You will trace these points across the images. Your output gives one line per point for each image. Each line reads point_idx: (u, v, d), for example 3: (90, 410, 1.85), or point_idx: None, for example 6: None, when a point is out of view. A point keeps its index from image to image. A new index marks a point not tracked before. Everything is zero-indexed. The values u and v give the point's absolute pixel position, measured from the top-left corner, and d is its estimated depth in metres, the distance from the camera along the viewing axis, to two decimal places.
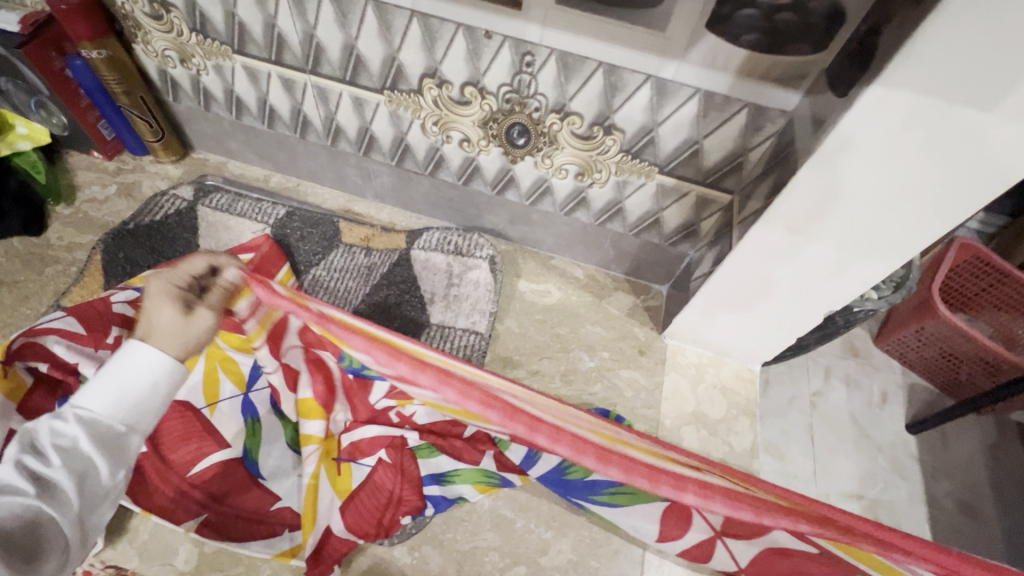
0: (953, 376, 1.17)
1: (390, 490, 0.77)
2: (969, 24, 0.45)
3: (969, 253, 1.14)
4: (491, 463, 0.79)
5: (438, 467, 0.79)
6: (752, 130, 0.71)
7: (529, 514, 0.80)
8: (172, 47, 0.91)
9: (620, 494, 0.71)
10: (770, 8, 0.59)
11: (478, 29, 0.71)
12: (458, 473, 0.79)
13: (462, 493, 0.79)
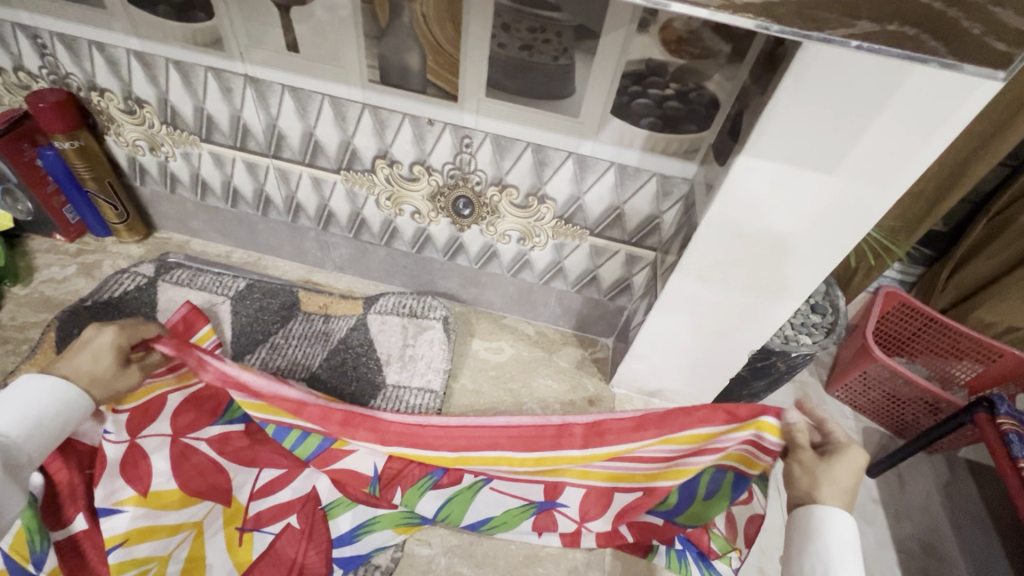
0: (900, 417, 1.27)
1: (293, 557, 0.79)
2: (802, 110, 0.57)
3: (896, 300, 1.25)
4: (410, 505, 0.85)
5: (353, 523, 0.83)
6: (662, 195, 0.83)
7: (485, 570, 0.83)
8: (143, 137, 0.98)
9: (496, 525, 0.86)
10: (660, 97, 0.71)
11: (421, 118, 0.82)
12: (378, 520, 0.84)
13: (382, 540, 0.82)
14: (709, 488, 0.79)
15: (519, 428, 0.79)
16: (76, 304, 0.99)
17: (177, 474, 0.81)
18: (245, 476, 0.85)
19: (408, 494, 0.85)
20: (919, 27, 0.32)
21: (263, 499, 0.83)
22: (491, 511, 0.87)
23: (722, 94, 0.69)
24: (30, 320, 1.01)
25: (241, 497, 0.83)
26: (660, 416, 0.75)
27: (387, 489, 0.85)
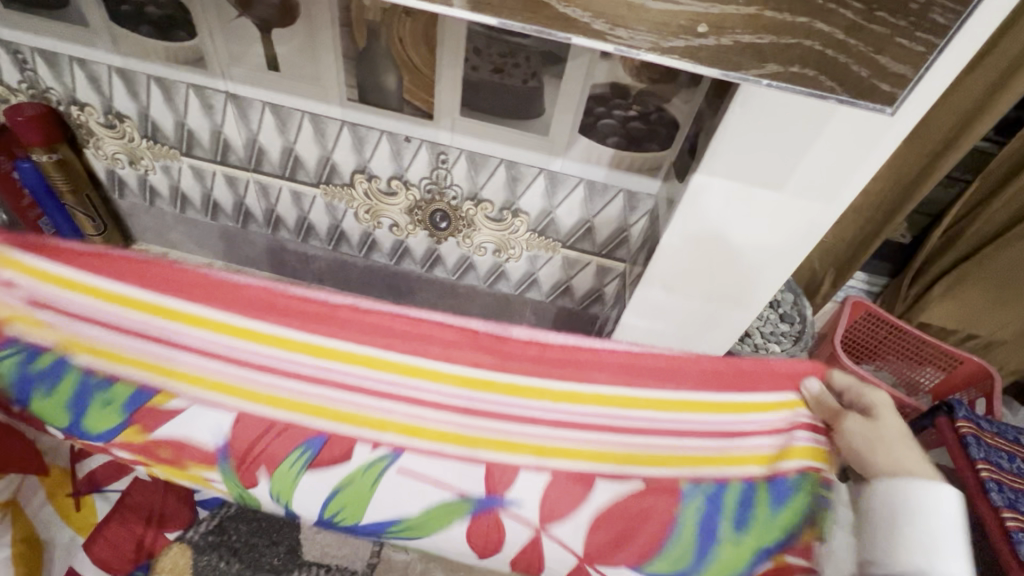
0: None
1: (151, 507, 0.87)
2: (750, 133, 0.61)
3: (863, 309, 1.30)
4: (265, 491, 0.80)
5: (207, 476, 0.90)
6: (629, 210, 0.87)
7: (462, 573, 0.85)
8: (122, 150, 1.00)
9: (410, 527, 0.70)
10: (624, 118, 0.76)
11: (398, 135, 0.85)
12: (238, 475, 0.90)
13: None
14: (737, 516, 0.66)
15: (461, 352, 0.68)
16: None
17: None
18: (54, 440, 0.85)
19: (278, 479, 0.69)
20: (816, 71, 0.38)
21: (90, 459, 0.86)
22: (405, 509, 0.69)
23: (681, 116, 0.74)
24: None
25: (59, 463, 0.85)
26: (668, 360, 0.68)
27: (246, 466, 0.69)
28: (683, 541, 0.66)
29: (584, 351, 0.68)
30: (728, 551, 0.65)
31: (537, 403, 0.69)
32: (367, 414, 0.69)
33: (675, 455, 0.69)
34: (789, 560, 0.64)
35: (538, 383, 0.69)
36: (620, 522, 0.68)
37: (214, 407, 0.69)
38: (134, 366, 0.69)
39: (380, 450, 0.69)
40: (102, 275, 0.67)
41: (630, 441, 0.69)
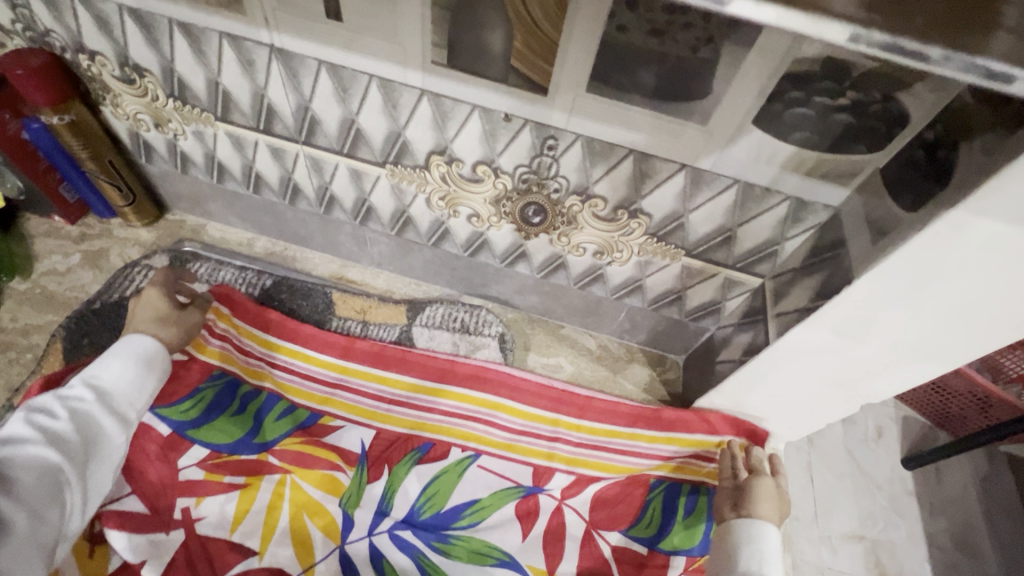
0: (943, 409, 1.07)
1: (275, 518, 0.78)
2: None
3: None
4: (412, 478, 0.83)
5: (375, 493, 0.80)
6: (791, 222, 0.67)
7: None
8: (145, 111, 0.81)
9: (480, 509, 0.82)
10: (828, 108, 0.53)
11: (496, 112, 0.64)
12: (395, 476, 0.82)
13: (407, 489, 0.81)
14: (692, 505, 0.85)
15: (595, 407, 0.85)
16: (83, 308, 0.87)
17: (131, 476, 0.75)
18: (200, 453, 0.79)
19: (394, 472, 0.82)
20: None
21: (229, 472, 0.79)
22: (478, 493, 0.83)
23: (915, 111, 0.51)
24: (34, 321, 0.89)
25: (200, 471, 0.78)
26: (674, 419, 0.84)
27: (375, 469, 0.83)
28: (653, 519, 0.84)
29: (676, 415, 0.84)
30: (683, 532, 0.82)
31: (632, 440, 0.86)
32: (504, 443, 0.86)
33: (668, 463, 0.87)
34: None
35: (616, 428, 0.86)
36: (613, 503, 0.85)
37: (362, 425, 0.86)
38: (327, 403, 0.87)
39: (468, 450, 0.86)
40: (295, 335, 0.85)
41: (616, 458, 0.87)
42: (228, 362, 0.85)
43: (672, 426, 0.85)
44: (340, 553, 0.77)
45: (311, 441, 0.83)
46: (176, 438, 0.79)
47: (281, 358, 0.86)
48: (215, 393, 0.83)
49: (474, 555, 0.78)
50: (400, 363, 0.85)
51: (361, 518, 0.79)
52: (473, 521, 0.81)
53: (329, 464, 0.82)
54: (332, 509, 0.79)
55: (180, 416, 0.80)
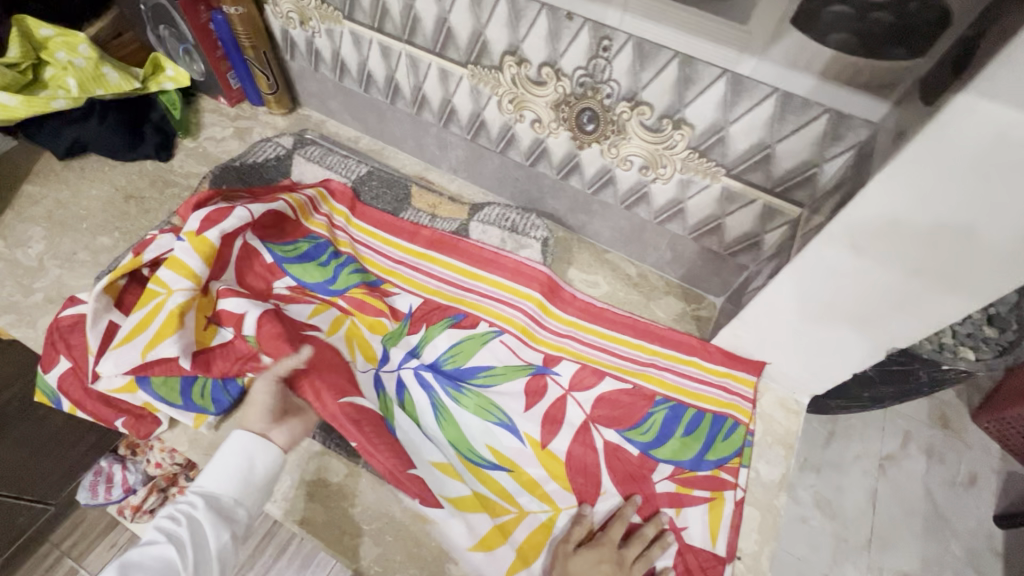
0: None
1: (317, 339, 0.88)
2: None
3: None
4: (444, 337, 0.94)
5: (410, 343, 0.92)
6: (830, 139, 0.68)
7: (534, 494, 0.82)
8: (295, 9, 1.01)
9: (494, 375, 0.91)
10: (865, 5, 0.55)
11: (560, 10, 0.73)
12: (429, 332, 0.94)
13: (436, 342, 0.93)
14: (689, 426, 0.86)
15: (613, 315, 0.95)
16: (228, 164, 1.10)
17: (241, 279, 0.95)
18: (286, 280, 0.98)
19: (429, 330, 0.94)
20: None
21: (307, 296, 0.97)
22: (493, 362, 0.92)
23: (957, 9, 0.52)
24: (194, 170, 1.15)
25: (285, 291, 0.97)
26: (684, 341, 0.92)
27: (415, 325, 0.95)
28: (651, 429, 0.87)
29: (687, 337, 0.91)
30: (676, 446, 0.85)
31: (646, 355, 0.92)
32: (528, 331, 0.94)
33: (682, 385, 0.90)
34: (723, 475, 0.82)
35: (629, 340, 0.93)
36: (616, 405, 0.89)
37: (412, 294, 0.98)
38: (388, 273, 1.01)
39: (493, 326, 0.95)
40: (375, 223, 1.04)
41: (630, 370, 0.91)
42: (316, 224, 1.02)
43: (681, 346, 0.92)
44: (374, 374, 0.90)
45: (371, 293, 0.96)
46: (275, 267, 0.98)
47: (361, 236, 1.04)
48: (310, 246, 1.00)
49: (482, 406, 0.88)
50: (450, 247, 1.00)
51: (397, 354, 0.92)
52: (484, 381, 0.90)
53: (378, 312, 0.95)
54: (375, 344, 0.93)
55: (281, 253, 0.98)
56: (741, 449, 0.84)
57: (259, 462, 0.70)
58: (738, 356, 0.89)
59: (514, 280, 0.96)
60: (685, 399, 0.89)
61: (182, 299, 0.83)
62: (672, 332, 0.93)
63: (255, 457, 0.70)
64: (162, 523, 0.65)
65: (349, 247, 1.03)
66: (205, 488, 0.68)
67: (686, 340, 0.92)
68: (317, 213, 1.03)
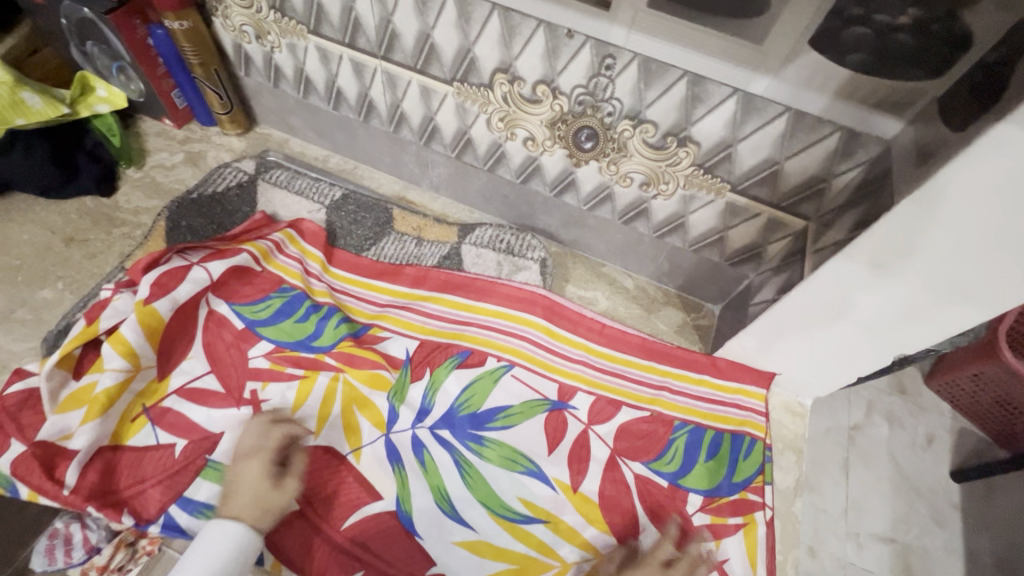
0: (1005, 426, 1.18)
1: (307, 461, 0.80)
2: None
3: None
4: (453, 383, 0.87)
5: (418, 397, 0.86)
6: (840, 156, 0.67)
7: (574, 541, 0.79)
8: (250, 22, 0.91)
9: (512, 415, 0.86)
10: (887, 27, 0.54)
11: (560, 28, 0.68)
12: (435, 378, 0.87)
13: (445, 388, 0.87)
14: (711, 450, 0.87)
15: (617, 339, 0.95)
16: (184, 197, 1.00)
17: (213, 359, 0.84)
18: (262, 348, 0.86)
19: (435, 373, 0.88)
20: None
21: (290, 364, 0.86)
22: (509, 401, 0.87)
23: (979, 32, 0.51)
24: (144, 205, 1.03)
25: (264, 363, 0.85)
26: (690, 357, 0.94)
27: (417, 371, 0.88)
28: (674, 458, 0.86)
29: (695, 354, 0.94)
30: (702, 472, 0.85)
31: (657, 376, 0.93)
32: (537, 360, 0.91)
33: (695, 406, 0.91)
34: (751, 498, 0.84)
35: (637, 361, 0.94)
36: (637, 436, 0.88)
37: (406, 336, 0.91)
38: (372, 318, 0.93)
39: (502, 360, 0.90)
40: (352, 269, 0.97)
41: (643, 393, 0.92)
42: (275, 266, 0.92)
43: (690, 364, 0.94)
44: (384, 441, 0.82)
45: (361, 345, 0.88)
46: (248, 333, 0.87)
47: (338, 283, 0.96)
48: (283, 301, 0.90)
49: (505, 453, 0.83)
50: (440, 281, 0.96)
51: (405, 414, 0.84)
52: (502, 426, 0.85)
53: (374, 364, 0.87)
54: (379, 403, 0.85)
55: (251, 316, 0.88)
56: (762, 466, 0.86)
57: (228, 551, 0.61)
58: (748, 368, 0.93)
59: (515, 312, 0.93)
60: (705, 421, 0.90)
61: (112, 380, 0.76)
62: (679, 350, 0.95)
63: (232, 544, 0.62)
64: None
65: (327, 297, 0.92)
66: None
67: (693, 354, 0.94)
68: (283, 255, 0.94)
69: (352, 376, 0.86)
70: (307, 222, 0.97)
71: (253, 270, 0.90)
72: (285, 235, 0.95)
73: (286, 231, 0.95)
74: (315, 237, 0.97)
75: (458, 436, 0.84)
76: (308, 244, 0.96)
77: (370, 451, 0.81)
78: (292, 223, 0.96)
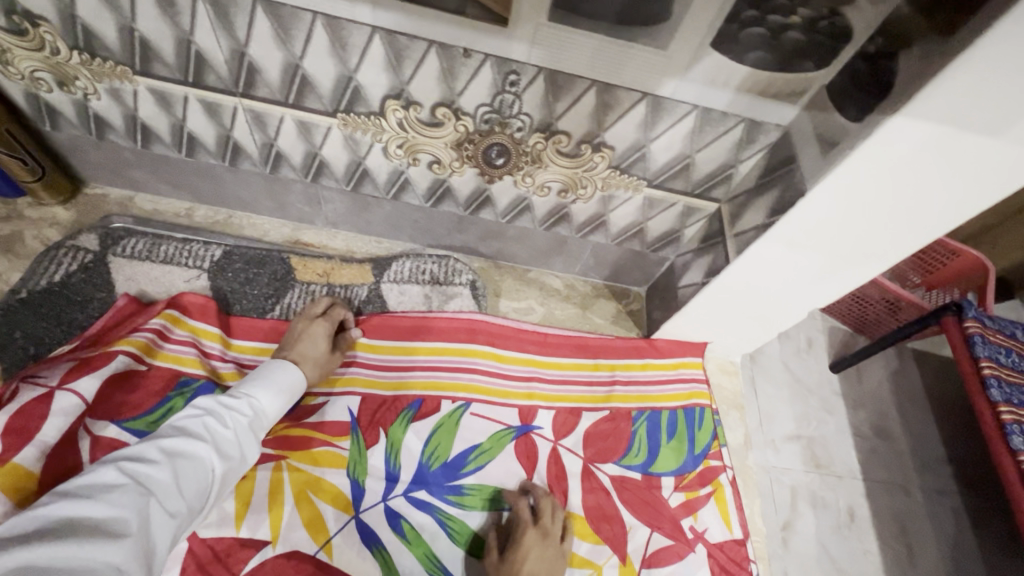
0: (861, 316, 1.12)
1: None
2: (986, 67, 0.44)
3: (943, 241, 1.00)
4: (414, 439, 0.81)
5: (380, 461, 0.79)
6: (744, 144, 0.70)
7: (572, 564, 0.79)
8: (44, 67, 0.71)
9: (483, 453, 0.82)
10: (781, 26, 0.56)
11: (454, 47, 0.62)
12: (393, 437, 0.80)
13: (406, 445, 0.80)
14: (671, 430, 0.91)
15: (562, 345, 0.94)
16: (8, 299, 0.79)
17: None
18: None
19: (392, 432, 0.81)
20: None
21: None
22: (477, 438, 0.83)
23: (857, 25, 0.55)
24: None
25: None
26: (631, 344, 0.97)
27: (370, 435, 0.80)
28: (641, 448, 0.89)
29: (635, 341, 0.98)
30: (668, 454, 0.90)
31: (607, 372, 0.95)
32: (492, 389, 0.88)
33: (648, 391, 0.94)
34: (713, 463, 0.90)
35: (585, 360, 0.95)
36: (604, 438, 0.89)
37: (345, 399, 0.82)
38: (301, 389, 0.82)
39: (458, 400, 0.85)
40: (260, 337, 0.85)
41: (598, 392, 0.92)
42: (165, 358, 0.78)
43: (632, 350, 0.97)
44: (356, 523, 0.74)
45: (297, 424, 0.79)
46: None
47: (248, 357, 0.83)
48: (188, 398, 0.75)
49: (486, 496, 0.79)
50: (369, 330, 0.87)
51: (372, 486, 0.77)
52: (475, 466, 0.81)
53: (322, 442, 0.78)
54: (338, 483, 0.76)
55: (152, 427, 0.72)
56: (715, 430, 0.93)
57: (292, 396, 0.70)
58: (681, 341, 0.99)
59: (457, 343, 0.89)
60: (660, 403, 0.93)
61: None
62: (619, 339, 0.98)
63: (295, 390, 0.71)
64: (186, 418, 0.59)
65: (240, 378, 0.80)
66: (254, 396, 0.66)
67: (632, 341, 0.98)
68: (171, 343, 0.80)
69: (300, 462, 0.76)
70: (190, 296, 0.82)
71: (138, 371, 0.75)
72: (165, 318, 0.80)
73: (163, 313, 0.80)
74: (205, 312, 0.82)
75: (433, 491, 0.78)
76: (197, 321, 0.82)
77: (341, 541, 0.73)
78: (169, 301, 0.81)
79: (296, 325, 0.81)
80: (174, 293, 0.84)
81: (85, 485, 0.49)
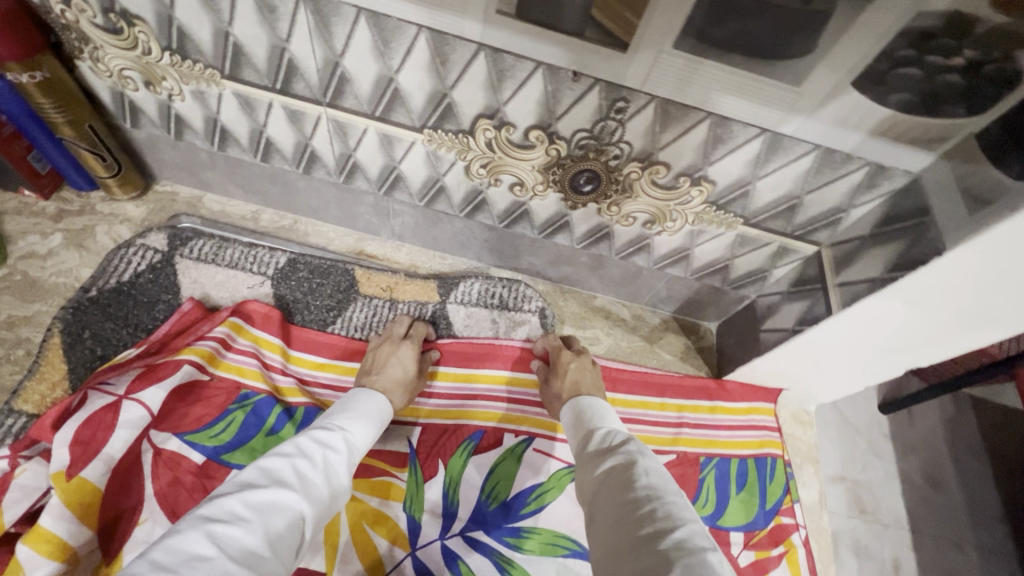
0: None
1: None
2: None
3: None
4: (473, 472, 0.77)
5: (437, 495, 0.75)
6: (863, 189, 0.64)
7: None
8: (133, 66, 0.69)
9: (543, 493, 0.77)
10: (938, 68, 0.50)
11: (563, 70, 0.58)
12: (451, 469, 0.77)
13: (465, 478, 0.77)
14: (740, 481, 0.85)
15: (628, 382, 0.90)
16: (79, 297, 0.78)
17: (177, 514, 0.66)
18: None
19: (450, 465, 0.77)
20: None
21: None
22: (537, 477, 0.78)
23: None
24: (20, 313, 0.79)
25: None
26: (701, 385, 0.92)
27: (429, 466, 0.77)
28: (709, 499, 0.83)
29: (705, 382, 0.92)
30: (737, 507, 0.84)
31: (674, 413, 0.89)
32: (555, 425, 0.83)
33: (718, 436, 0.88)
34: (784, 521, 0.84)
35: (652, 400, 0.90)
36: None
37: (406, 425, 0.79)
38: None
39: (520, 435, 0.81)
40: (321, 352, 0.82)
41: (665, 434, 0.87)
42: (228, 369, 0.76)
43: (700, 391, 0.92)
44: (412, 560, 0.71)
45: None
46: (211, 465, 0.70)
47: (307, 372, 0.81)
48: (248, 413, 0.74)
49: (546, 542, 0.74)
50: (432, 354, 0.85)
51: (428, 523, 0.73)
52: (535, 507, 0.76)
53: (381, 470, 0.75)
54: (394, 515, 0.73)
55: (212, 441, 0.71)
56: (787, 485, 0.87)
57: (376, 432, 0.66)
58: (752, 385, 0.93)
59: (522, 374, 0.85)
60: (730, 451, 0.88)
61: None
62: (688, 379, 0.93)
63: (379, 423, 0.68)
64: (273, 459, 0.54)
65: (300, 394, 0.77)
66: (347, 429, 0.63)
67: (702, 382, 0.92)
68: (233, 353, 0.77)
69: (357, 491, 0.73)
70: (255, 304, 0.80)
71: (201, 381, 0.74)
72: (230, 327, 0.78)
73: (228, 321, 0.78)
74: (268, 323, 0.80)
75: (490, 532, 0.74)
76: (261, 332, 0.80)
77: None
78: (235, 309, 0.79)
79: (383, 349, 0.79)
80: (239, 300, 0.82)
81: (171, 552, 0.42)
